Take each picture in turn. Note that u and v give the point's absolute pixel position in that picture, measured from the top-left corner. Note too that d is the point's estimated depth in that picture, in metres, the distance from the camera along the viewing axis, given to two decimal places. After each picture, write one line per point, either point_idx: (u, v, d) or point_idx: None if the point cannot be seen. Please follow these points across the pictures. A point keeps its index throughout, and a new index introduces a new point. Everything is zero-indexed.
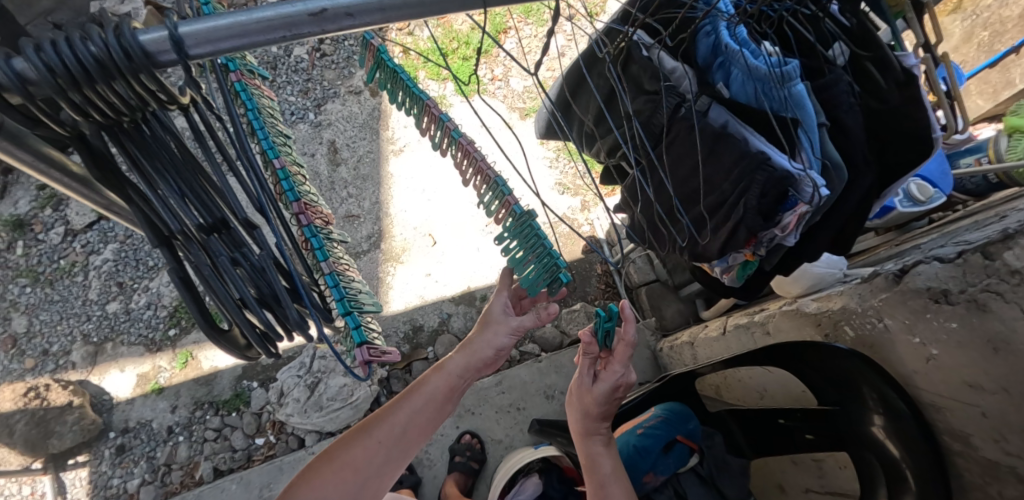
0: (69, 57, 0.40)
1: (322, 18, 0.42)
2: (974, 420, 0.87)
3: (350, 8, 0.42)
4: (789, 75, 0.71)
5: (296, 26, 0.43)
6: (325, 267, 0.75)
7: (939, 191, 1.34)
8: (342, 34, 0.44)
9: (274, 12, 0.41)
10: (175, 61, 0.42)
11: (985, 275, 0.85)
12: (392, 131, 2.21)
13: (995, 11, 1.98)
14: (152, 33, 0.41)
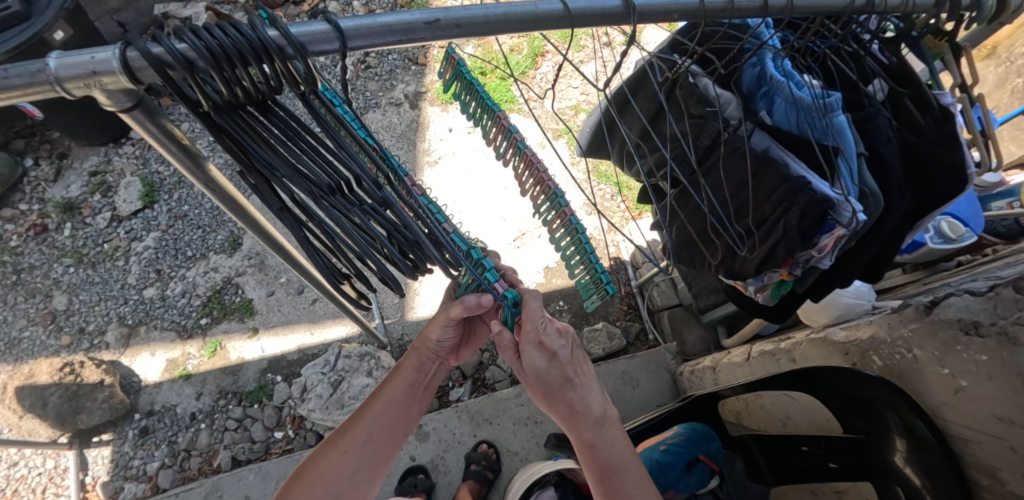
0: (220, 41, 0.45)
1: (436, 26, 0.50)
2: (1003, 455, 0.87)
3: (461, 20, 0.50)
4: (831, 107, 0.73)
5: (413, 31, 0.50)
6: (448, 228, 0.75)
7: (970, 230, 1.36)
8: (448, 41, 0.52)
9: (399, 19, 0.49)
10: (322, 48, 0.48)
11: (1016, 308, 0.88)
12: (429, 143, 2.30)
13: None
14: (308, 28, 0.47)
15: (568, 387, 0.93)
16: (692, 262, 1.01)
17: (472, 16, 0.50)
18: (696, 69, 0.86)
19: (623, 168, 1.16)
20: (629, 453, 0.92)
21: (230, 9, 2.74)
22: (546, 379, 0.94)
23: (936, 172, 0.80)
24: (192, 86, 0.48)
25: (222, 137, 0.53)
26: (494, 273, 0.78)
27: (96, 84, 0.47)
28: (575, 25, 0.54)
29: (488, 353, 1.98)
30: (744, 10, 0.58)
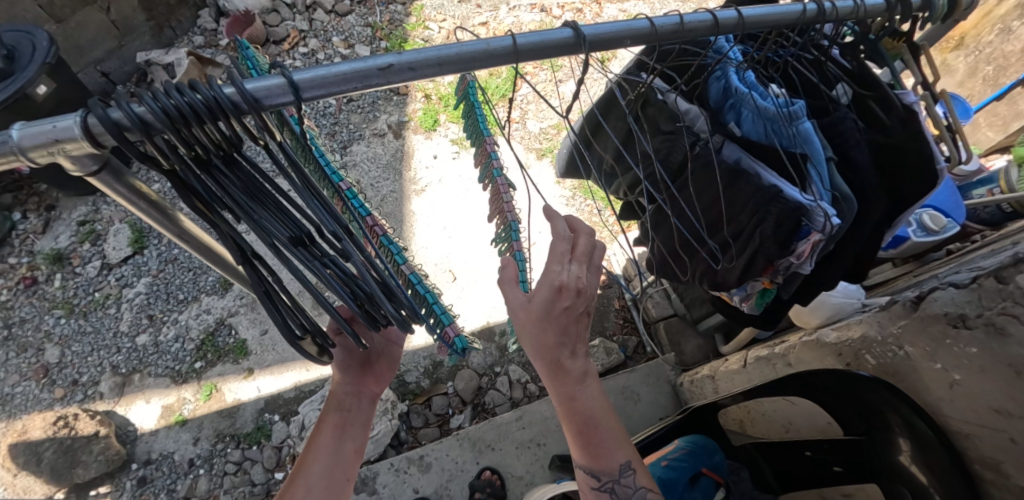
0: (179, 102, 0.46)
1: (388, 71, 0.51)
2: (1004, 447, 0.87)
3: (412, 63, 0.51)
4: (796, 114, 0.74)
5: (367, 78, 0.51)
6: (408, 268, 0.99)
7: (953, 221, 1.38)
8: (403, 84, 0.53)
9: (351, 67, 0.50)
10: (277, 100, 0.50)
11: (1001, 298, 0.87)
12: (415, 171, 2.31)
13: (999, 47, 2.37)
14: (260, 84, 0.49)
15: (556, 337, 0.85)
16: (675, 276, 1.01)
17: (422, 58, 0.51)
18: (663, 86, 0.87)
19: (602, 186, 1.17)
20: (607, 403, 0.90)
21: (212, 53, 2.78)
22: (542, 317, 0.83)
23: (908, 170, 0.80)
24: (151, 146, 0.49)
25: (185, 193, 0.53)
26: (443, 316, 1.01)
27: (59, 151, 0.48)
28: (524, 59, 0.55)
29: (486, 378, 1.97)
30: (695, 31, 0.60)
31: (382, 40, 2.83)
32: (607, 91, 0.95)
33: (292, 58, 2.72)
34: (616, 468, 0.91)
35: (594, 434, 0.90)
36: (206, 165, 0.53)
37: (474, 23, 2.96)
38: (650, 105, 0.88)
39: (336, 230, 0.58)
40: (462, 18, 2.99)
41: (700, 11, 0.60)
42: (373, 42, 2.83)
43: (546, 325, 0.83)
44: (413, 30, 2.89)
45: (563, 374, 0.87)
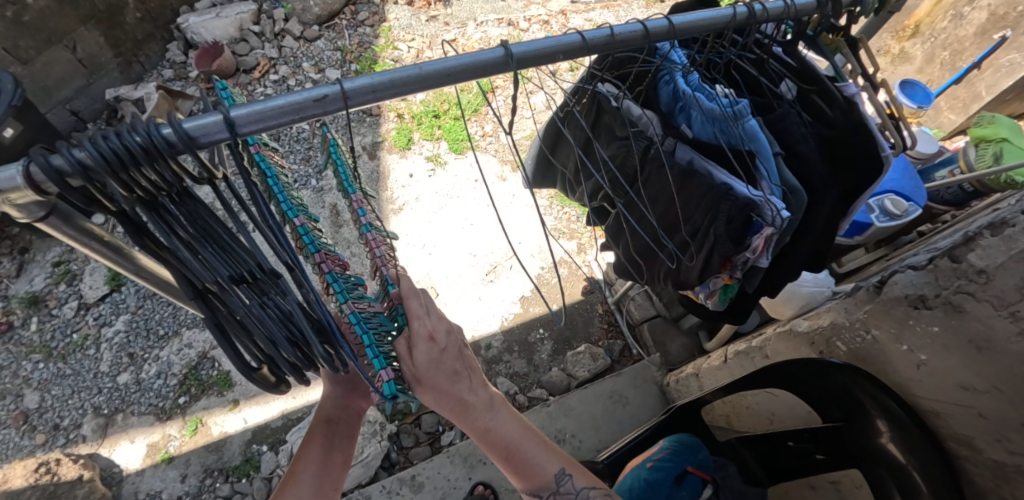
0: (118, 147, 0.47)
1: (326, 101, 0.53)
2: (974, 423, 0.90)
3: (348, 91, 0.52)
4: (741, 113, 0.76)
5: (304, 109, 0.52)
6: (347, 307, 0.75)
7: (914, 203, 1.44)
8: (341, 112, 0.54)
9: (288, 100, 0.51)
10: (217, 137, 0.51)
11: (955, 277, 0.89)
12: (392, 191, 2.32)
13: (951, 33, 2.50)
14: (200, 120, 0.49)
15: (453, 386, 0.82)
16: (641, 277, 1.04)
17: (357, 86, 0.52)
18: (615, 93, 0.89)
19: (569, 195, 1.19)
20: (520, 426, 0.92)
21: (182, 85, 2.78)
22: (431, 365, 0.79)
23: (854, 162, 0.83)
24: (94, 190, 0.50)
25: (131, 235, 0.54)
26: (380, 361, 0.73)
27: (2, 200, 0.48)
28: (459, 77, 0.57)
29: None
30: (626, 40, 0.62)
31: (352, 62, 2.86)
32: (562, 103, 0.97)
33: (263, 86, 2.73)
34: (552, 480, 0.94)
35: (520, 454, 0.92)
36: (150, 208, 0.54)
37: (442, 41, 3.00)
38: (604, 112, 0.91)
39: (285, 260, 0.60)
40: (430, 37, 3.03)
41: (630, 22, 0.63)
42: (343, 66, 2.85)
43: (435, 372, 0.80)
44: (382, 51, 2.92)
45: (470, 415, 0.86)
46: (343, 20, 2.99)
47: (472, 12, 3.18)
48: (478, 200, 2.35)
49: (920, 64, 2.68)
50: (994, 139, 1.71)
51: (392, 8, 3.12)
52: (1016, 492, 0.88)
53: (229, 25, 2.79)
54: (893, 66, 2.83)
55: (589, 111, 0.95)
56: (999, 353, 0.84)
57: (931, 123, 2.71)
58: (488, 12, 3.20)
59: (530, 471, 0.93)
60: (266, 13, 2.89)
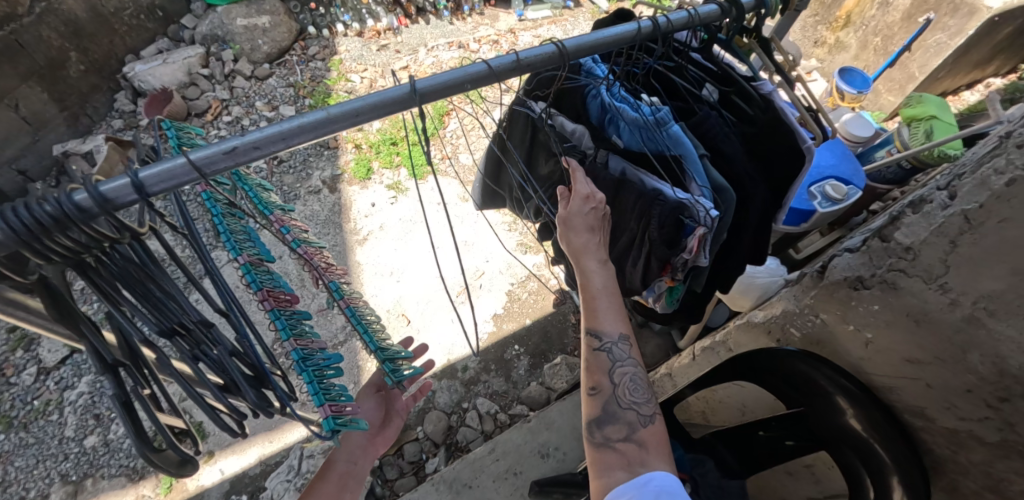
0: (27, 218, 0.48)
1: (234, 153, 0.55)
2: (923, 393, 0.93)
3: (255, 142, 0.55)
4: (663, 120, 0.80)
5: (213, 163, 0.55)
6: (289, 346, 0.73)
7: (854, 186, 1.49)
8: (252, 162, 0.57)
9: (187, 161, 0.54)
10: (131, 199, 0.53)
11: (887, 256, 0.91)
12: (355, 221, 2.31)
13: (880, 21, 2.65)
14: (112, 184, 0.51)
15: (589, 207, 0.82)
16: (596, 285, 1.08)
17: (265, 137, 0.55)
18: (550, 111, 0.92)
19: (518, 213, 1.21)
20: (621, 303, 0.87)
21: (133, 134, 2.73)
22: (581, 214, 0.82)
23: (778, 154, 0.87)
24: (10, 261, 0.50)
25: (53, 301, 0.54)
26: (317, 397, 0.71)
27: None
28: (363, 119, 0.59)
29: (455, 416, 1.94)
30: (534, 64, 0.67)
31: (306, 97, 2.86)
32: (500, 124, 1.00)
33: (216, 128, 2.71)
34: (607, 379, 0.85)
35: (599, 302, 0.85)
36: (76, 270, 0.55)
37: (394, 69, 3.03)
38: (538, 133, 0.95)
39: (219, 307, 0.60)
40: (383, 66, 3.06)
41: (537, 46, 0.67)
42: (297, 101, 2.85)
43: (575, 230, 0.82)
44: (335, 84, 2.94)
45: (590, 246, 0.83)
46: (293, 56, 3.01)
47: (422, 38, 3.23)
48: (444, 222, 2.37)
49: (855, 52, 2.81)
50: (923, 117, 1.79)
51: (342, 40, 3.14)
52: (970, 456, 0.91)
53: (176, 70, 2.76)
54: (830, 56, 2.96)
55: (524, 132, 0.99)
56: (935, 324, 0.87)
57: (874, 107, 2.78)
58: (438, 37, 3.25)
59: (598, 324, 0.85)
60: (214, 56, 2.87)
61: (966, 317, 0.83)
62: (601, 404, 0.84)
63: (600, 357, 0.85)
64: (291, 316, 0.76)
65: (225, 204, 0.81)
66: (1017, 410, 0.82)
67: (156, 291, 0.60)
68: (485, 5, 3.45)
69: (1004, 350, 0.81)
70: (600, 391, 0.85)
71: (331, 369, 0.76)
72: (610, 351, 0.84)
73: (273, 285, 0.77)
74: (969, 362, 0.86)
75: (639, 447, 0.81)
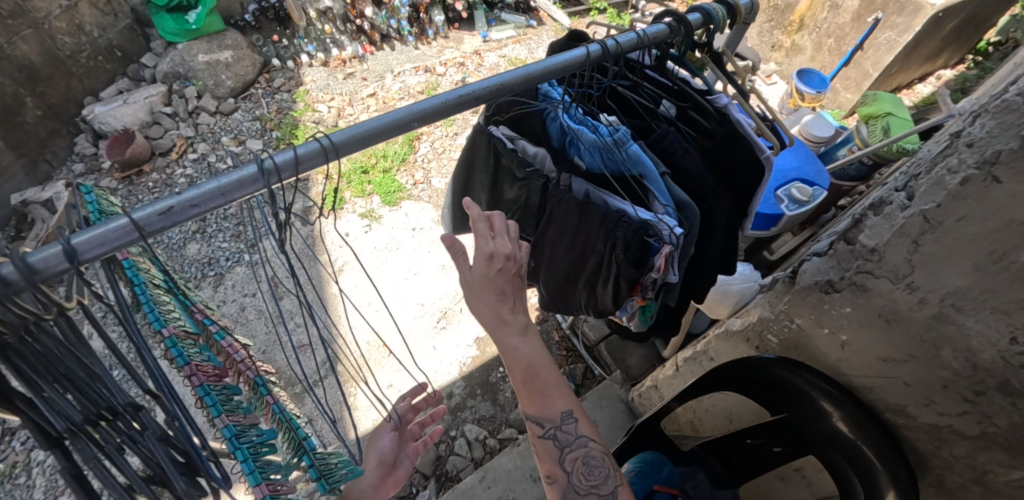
0: None
1: (170, 213, 0.55)
2: (901, 391, 0.94)
3: (192, 200, 0.55)
4: (622, 140, 0.80)
5: (147, 225, 0.54)
6: (220, 422, 0.70)
7: (819, 187, 1.52)
8: (190, 221, 0.57)
9: (118, 223, 0.53)
10: (63, 267, 0.52)
11: (854, 258, 0.93)
12: (330, 253, 2.29)
13: (832, 22, 2.74)
14: (42, 253, 0.50)
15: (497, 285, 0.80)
16: (566, 308, 1.06)
17: (203, 193, 0.55)
18: (510, 134, 0.91)
19: None
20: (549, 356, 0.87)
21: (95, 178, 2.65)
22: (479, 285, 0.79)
23: (738, 166, 0.88)
24: None
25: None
26: (253, 475, 0.67)
27: None
28: (301, 171, 0.60)
29: (443, 444, 1.90)
30: (480, 96, 0.70)
31: (273, 129, 2.83)
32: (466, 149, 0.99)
33: (182, 166, 2.65)
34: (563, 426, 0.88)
35: (535, 386, 0.86)
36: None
37: (362, 96, 3.03)
38: (499, 158, 0.94)
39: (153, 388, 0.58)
40: (350, 94, 3.05)
41: (484, 80, 0.71)
42: (264, 134, 2.82)
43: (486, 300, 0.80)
44: (302, 115, 2.91)
45: (509, 321, 0.83)
46: (258, 89, 2.98)
47: (388, 64, 3.24)
48: (420, 247, 2.36)
49: (812, 53, 2.90)
50: (879, 115, 1.84)
51: (307, 70, 3.13)
52: (954, 451, 0.91)
53: (138, 110, 2.71)
54: (788, 58, 3.05)
55: (485, 158, 0.98)
56: (906, 323, 0.88)
57: (832, 105, 2.88)
58: (404, 62, 3.26)
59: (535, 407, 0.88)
60: (177, 93, 2.82)
61: (935, 314, 0.84)
62: (560, 491, 0.89)
63: (546, 443, 0.89)
64: (221, 391, 0.74)
65: (150, 276, 0.80)
66: (994, 402, 0.83)
67: (87, 370, 0.58)
68: (449, 28, 3.47)
69: (974, 344, 0.81)
70: (556, 479, 0.90)
71: (268, 446, 0.72)
72: (556, 435, 0.88)
73: (202, 359, 0.76)
74: (943, 358, 0.86)
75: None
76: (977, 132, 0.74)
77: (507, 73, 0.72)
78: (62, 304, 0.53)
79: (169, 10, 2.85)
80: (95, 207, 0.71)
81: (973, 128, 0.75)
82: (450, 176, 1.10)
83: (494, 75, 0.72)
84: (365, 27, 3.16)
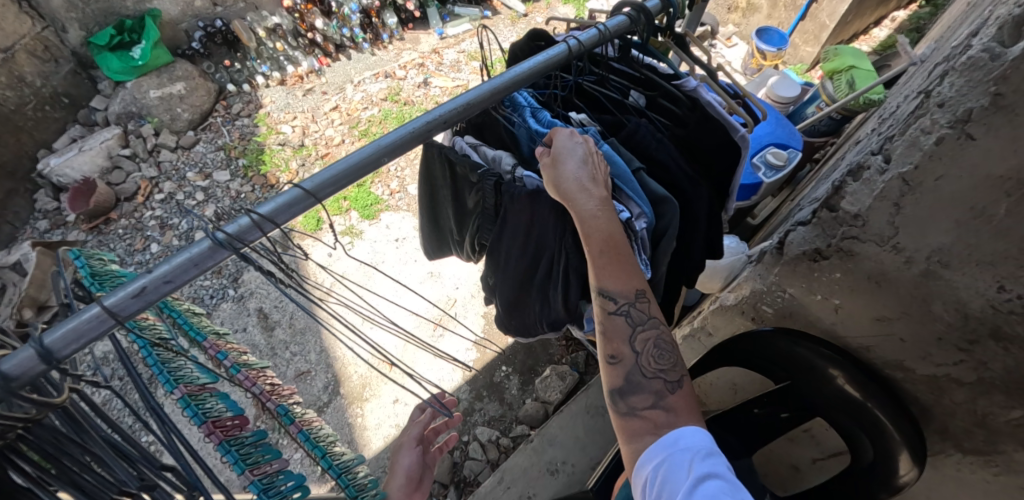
0: None
1: (144, 293, 0.53)
2: (898, 347, 0.95)
3: (165, 276, 0.53)
4: (592, 142, 0.81)
5: (124, 308, 0.52)
6: (246, 480, 0.69)
7: (793, 149, 1.54)
8: (165, 299, 0.54)
9: (90, 314, 0.52)
10: (39, 370, 0.50)
11: (839, 225, 0.93)
12: (318, 276, 2.28)
13: None
14: (15, 359, 0.49)
15: (588, 182, 0.75)
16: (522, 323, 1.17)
17: (174, 267, 0.53)
18: (471, 143, 0.91)
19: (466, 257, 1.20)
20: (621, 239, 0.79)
21: (63, 232, 2.56)
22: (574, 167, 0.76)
23: (714, 151, 0.87)
24: None
25: None
26: None
27: None
28: (276, 223, 0.58)
29: (457, 451, 1.90)
30: (448, 119, 0.68)
31: (238, 158, 2.76)
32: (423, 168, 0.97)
33: (150, 208, 2.58)
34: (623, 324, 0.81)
35: (605, 258, 0.76)
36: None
37: (324, 111, 2.97)
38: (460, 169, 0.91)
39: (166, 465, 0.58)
40: (312, 110, 2.99)
41: (450, 100, 0.69)
42: (230, 163, 2.75)
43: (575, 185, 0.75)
44: (266, 139, 2.84)
45: (582, 194, 0.75)
46: (217, 118, 2.90)
47: (347, 74, 3.17)
48: (405, 257, 2.33)
49: (768, 12, 2.91)
50: (842, 69, 1.84)
51: (264, 92, 3.05)
52: (954, 399, 0.93)
53: (95, 157, 2.62)
54: (745, 19, 3.05)
55: (442, 177, 0.97)
56: (895, 284, 0.89)
57: (794, 61, 2.89)
58: (362, 70, 3.19)
59: (607, 277, 0.78)
60: (133, 133, 2.73)
61: (923, 272, 0.85)
62: (623, 374, 0.82)
63: (616, 321, 0.81)
64: (242, 443, 0.70)
65: (155, 332, 0.74)
66: (987, 349, 0.85)
67: (96, 458, 0.57)
68: (404, 30, 3.40)
69: (964, 296, 0.83)
70: (621, 360, 0.82)
71: (298, 492, 0.71)
72: (626, 312, 0.80)
73: (220, 412, 0.71)
74: (934, 312, 0.87)
75: (666, 411, 0.79)
76: (948, 91, 0.75)
77: (472, 90, 0.70)
78: (50, 403, 0.50)
79: (112, 48, 2.75)
80: (89, 273, 0.67)
81: (943, 88, 0.75)
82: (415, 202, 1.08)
83: (459, 93, 0.70)
84: (318, 40, 3.08)
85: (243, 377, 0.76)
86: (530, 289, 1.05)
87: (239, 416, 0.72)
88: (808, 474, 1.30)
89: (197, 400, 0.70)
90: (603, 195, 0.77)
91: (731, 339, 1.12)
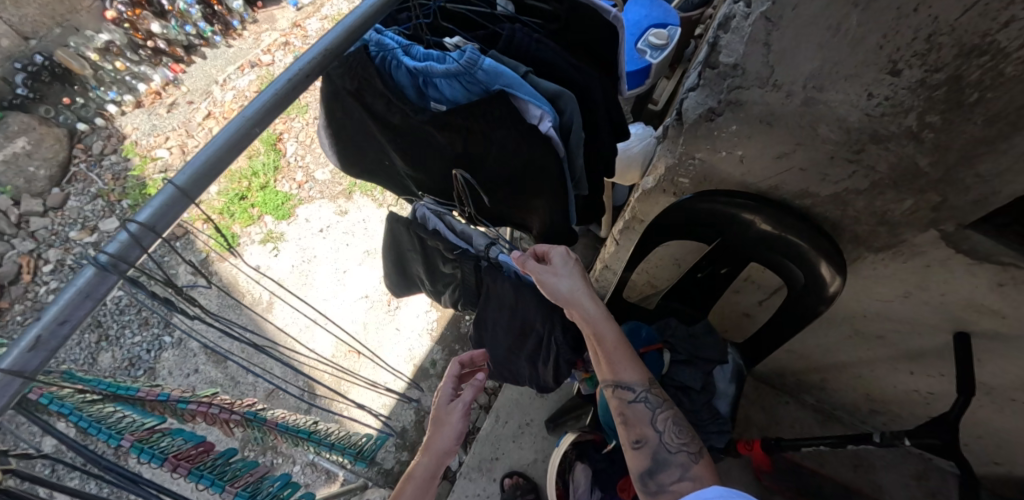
0: None
1: (41, 344, 0.48)
2: (801, 177, 1.04)
3: (57, 320, 0.48)
4: (474, 57, 0.79)
5: (27, 366, 0.47)
6: (230, 495, 0.68)
7: (671, 25, 1.56)
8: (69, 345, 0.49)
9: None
10: None
11: (723, 80, 0.97)
12: (252, 292, 2.21)
13: None
14: None
15: (568, 271, 0.98)
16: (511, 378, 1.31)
17: (65, 308, 0.48)
18: (432, 211, 1.05)
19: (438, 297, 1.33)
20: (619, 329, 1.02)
21: None
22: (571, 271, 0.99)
23: (593, 37, 0.88)
24: None
25: None
26: None
27: None
28: (162, 232, 0.54)
29: None
30: (308, 73, 0.64)
31: (120, 200, 2.51)
32: (394, 223, 1.10)
33: (42, 282, 2.33)
34: (626, 392, 1.00)
35: (610, 349, 1.00)
36: None
37: (198, 122, 2.72)
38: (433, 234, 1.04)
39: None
40: (183, 125, 2.73)
41: (306, 53, 0.65)
42: (114, 208, 2.49)
43: (575, 288, 0.98)
44: (144, 170, 2.59)
45: (582, 297, 0.98)
46: (79, 164, 2.59)
47: (209, 76, 2.88)
48: (335, 245, 2.26)
49: None
50: None
51: (123, 120, 2.74)
52: (855, 207, 1.03)
53: None
54: None
55: (409, 236, 1.11)
56: (784, 119, 0.96)
57: None
58: (224, 67, 2.91)
59: (601, 343, 1.00)
60: None
61: (804, 101, 0.91)
62: (649, 454, 0.97)
63: (637, 406, 1.00)
64: (215, 465, 0.70)
65: (71, 398, 0.68)
66: (871, 153, 0.93)
67: None
68: (254, 11, 3.10)
69: (842, 112, 0.90)
70: (646, 442, 0.98)
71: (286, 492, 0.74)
72: (640, 398, 1.00)
73: (178, 446, 0.68)
74: (821, 135, 0.95)
75: (694, 481, 0.93)
76: None
77: (326, 37, 0.66)
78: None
79: None
80: None
81: None
82: (382, 245, 1.22)
83: (314, 43, 0.66)
84: (161, 47, 2.75)
85: (195, 406, 0.75)
86: (517, 358, 1.23)
87: (202, 444, 0.71)
88: (758, 315, 1.45)
89: (151, 441, 0.67)
90: (582, 277, 0.99)
91: (657, 219, 1.17)
